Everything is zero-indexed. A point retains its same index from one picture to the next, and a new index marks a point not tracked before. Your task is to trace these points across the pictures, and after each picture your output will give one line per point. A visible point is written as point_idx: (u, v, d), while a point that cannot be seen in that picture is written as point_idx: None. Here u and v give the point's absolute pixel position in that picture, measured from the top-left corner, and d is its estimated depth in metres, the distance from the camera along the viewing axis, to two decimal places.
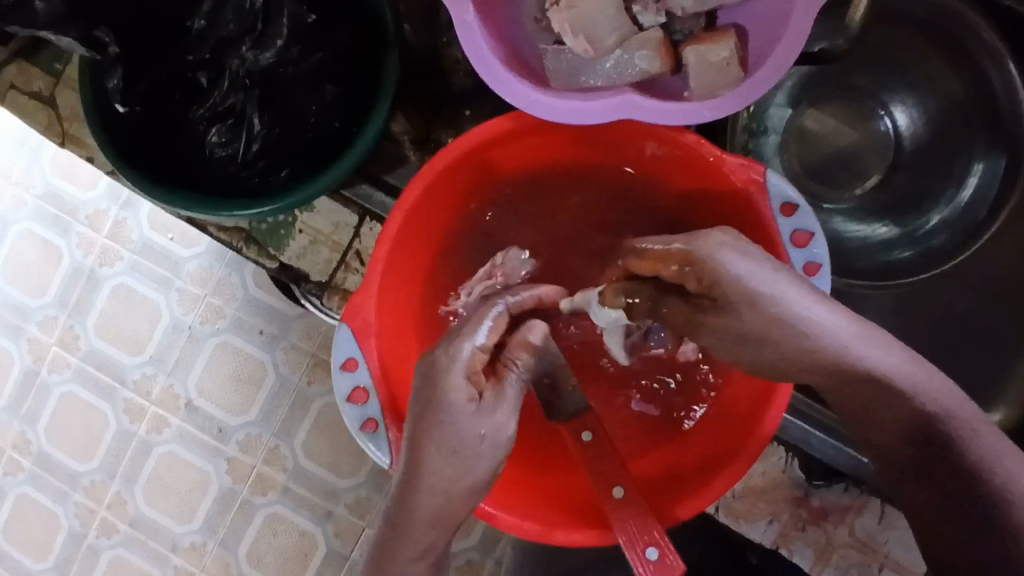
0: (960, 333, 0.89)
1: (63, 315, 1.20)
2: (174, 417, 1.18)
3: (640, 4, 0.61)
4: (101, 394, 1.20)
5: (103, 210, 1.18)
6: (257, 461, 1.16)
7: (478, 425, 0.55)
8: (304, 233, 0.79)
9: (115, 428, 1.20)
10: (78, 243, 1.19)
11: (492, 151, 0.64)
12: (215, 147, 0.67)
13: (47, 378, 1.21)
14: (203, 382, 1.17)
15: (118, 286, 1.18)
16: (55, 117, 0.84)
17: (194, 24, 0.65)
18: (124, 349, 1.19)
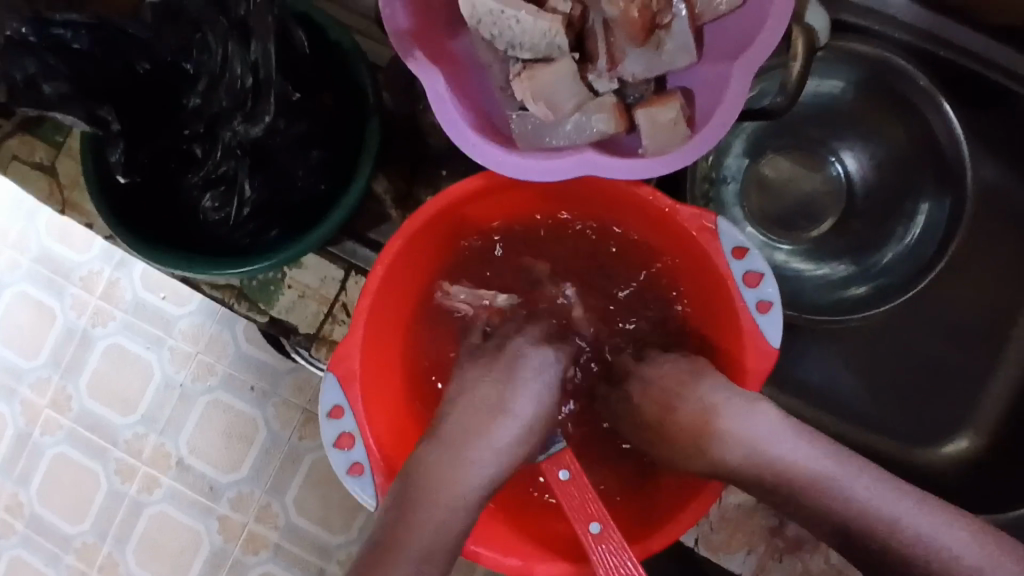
0: (918, 370, 0.94)
1: (56, 375, 1.23)
2: (166, 476, 1.20)
3: (594, 72, 0.67)
4: (94, 453, 1.22)
5: (97, 270, 1.22)
6: (248, 519, 1.18)
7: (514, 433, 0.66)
8: (292, 288, 0.83)
9: (106, 489, 1.21)
10: (72, 304, 1.23)
11: (466, 207, 0.69)
12: (208, 212, 0.71)
13: (39, 441, 1.23)
14: (195, 441, 1.19)
15: (110, 345, 1.22)
16: (56, 185, 0.89)
17: (189, 101, 0.69)
18: (115, 409, 1.21)
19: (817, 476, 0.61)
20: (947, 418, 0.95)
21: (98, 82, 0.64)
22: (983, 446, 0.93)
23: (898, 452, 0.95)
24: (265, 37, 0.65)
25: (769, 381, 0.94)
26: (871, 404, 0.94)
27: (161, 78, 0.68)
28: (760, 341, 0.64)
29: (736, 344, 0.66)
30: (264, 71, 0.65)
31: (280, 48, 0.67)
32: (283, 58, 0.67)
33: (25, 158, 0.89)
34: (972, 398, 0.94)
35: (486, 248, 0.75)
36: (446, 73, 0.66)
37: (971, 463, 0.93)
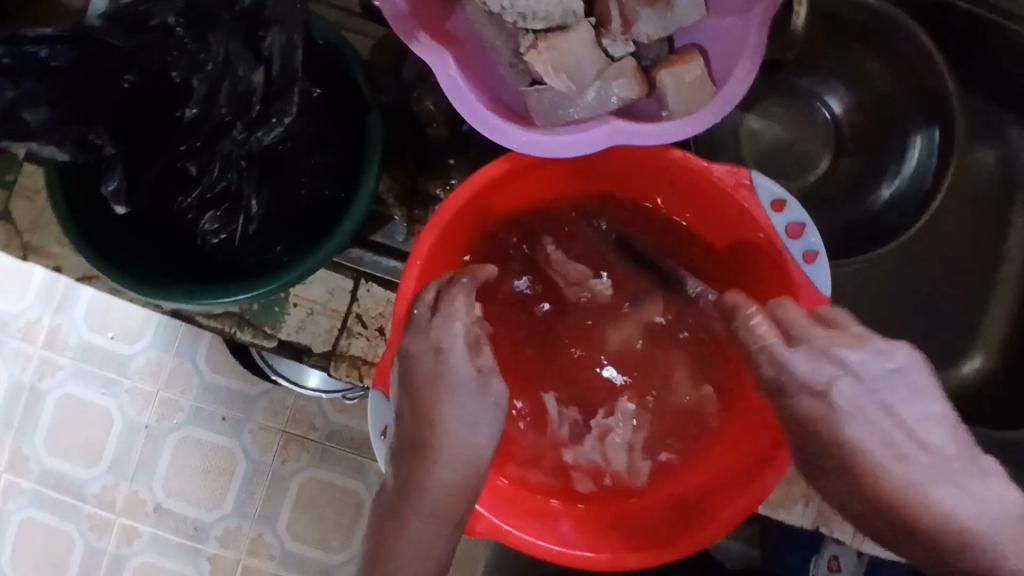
0: (912, 302, 0.96)
1: (10, 436, 1.14)
2: (144, 525, 1.12)
3: (609, 36, 0.64)
4: (62, 513, 1.13)
5: (36, 319, 1.13)
6: (241, 554, 1.11)
7: (467, 436, 0.59)
8: (299, 306, 0.78)
9: (81, 548, 1.13)
10: (14, 357, 1.14)
11: (492, 194, 0.66)
12: (208, 234, 0.66)
13: (4, 508, 1.15)
14: (171, 482, 1.12)
15: (61, 397, 1.14)
16: (13, 231, 0.80)
17: (187, 113, 0.60)
18: (80, 463, 1.13)
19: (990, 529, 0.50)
20: (947, 345, 0.97)
21: (86, 100, 0.57)
22: (984, 365, 0.96)
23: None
24: (285, 26, 0.57)
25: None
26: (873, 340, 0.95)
27: (153, 92, 0.61)
28: (809, 289, 0.62)
29: (784, 300, 0.64)
30: (281, 67, 0.58)
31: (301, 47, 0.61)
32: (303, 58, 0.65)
33: None
34: (969, 321, 0.97)
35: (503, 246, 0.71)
36: (456, 54, 0.62)
37: (976, 389, 0.95)
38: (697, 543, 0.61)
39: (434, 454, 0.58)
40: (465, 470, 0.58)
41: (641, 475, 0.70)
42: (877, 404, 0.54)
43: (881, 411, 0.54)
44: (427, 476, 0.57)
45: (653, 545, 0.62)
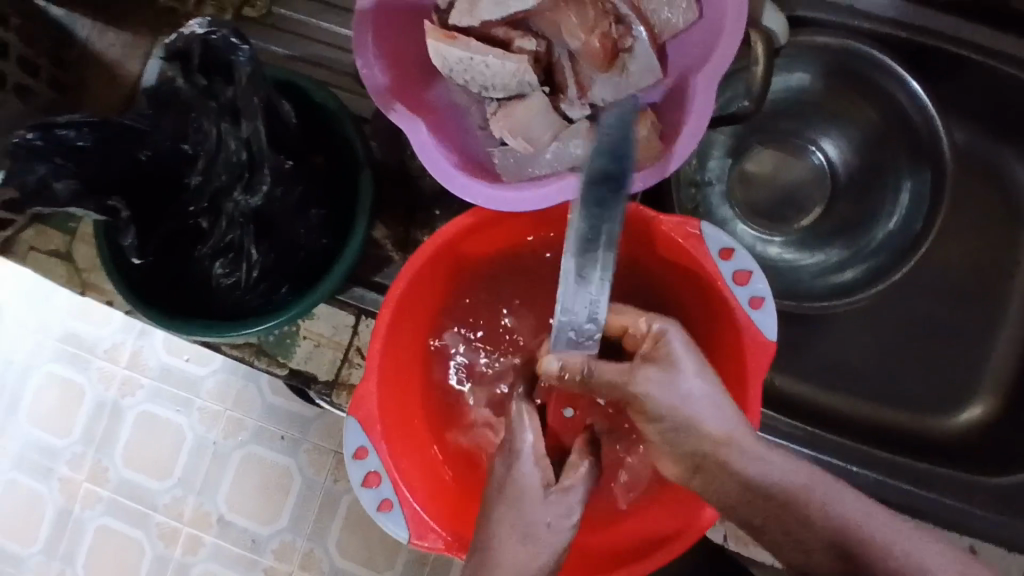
0: (911, 337, 0.96)
1: (90, 451, 1.14)
2: (208, 535, 1.11)
3: (567, 102, 0.71)
4: (135, 521, 1.13)
5: (120, 342, 1.14)
6: (293, 568, 1.09)
7: (547, 503, 0.66)
8: (308, 339, 0.87)
9: (151, 555, 1.13)
10: (99, 376, 1.14)
11: (461, 243, 0.73)
12: (220, 278, 0.78)
13: (80, 515, 1.14)
14: (233, 496, 1.11)
15: (140, 416, 1.13)
16: (73, 270, 0.96)
17: (192, 180, 0.76)
18: (152, 475, 1.13)
19: (793, 484, 0.63)
20: (959, 378, 0.96)
21: (105, 176, 0.70)
22: (1004, 401, 0.94)
23: (906, 421, 0.95)
24: (254, 116, 0.69)
25: (780, 369, 0.96)
26: (883, 375, 0.96)
27: (166, 167, 0.75)
28: (754, 334, 0.66)
29: (737, 346, 0.68)
30: (258, 145, 0.71)
31: (271, 125, 0.71)
32: (275, 134, 0.72)
33: (41, 248, 0.97)
34: (984, 355, 0.96)
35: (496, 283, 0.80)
36: (428, 119, 0.70)
37: (994, 422, 0.94)
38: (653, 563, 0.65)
39: (512, 504, 0.66)
40: (553, 523, 0.65)
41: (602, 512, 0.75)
42: (688, 380, 0.64)
43: (702, 382, 0.65)
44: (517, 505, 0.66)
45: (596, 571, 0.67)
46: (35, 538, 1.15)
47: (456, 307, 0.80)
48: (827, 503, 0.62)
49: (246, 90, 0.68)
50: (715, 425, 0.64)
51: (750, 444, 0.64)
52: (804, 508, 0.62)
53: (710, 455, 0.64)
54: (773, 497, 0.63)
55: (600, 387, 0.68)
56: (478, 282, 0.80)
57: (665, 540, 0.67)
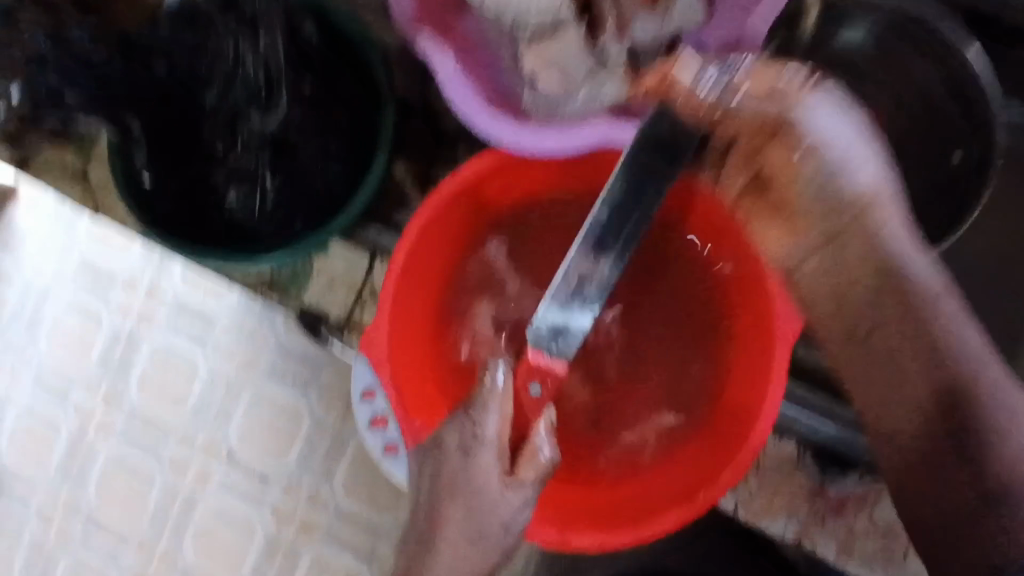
0: None
1: (105, 379, 1.14)
2: (218, 468, 1.11)
3: (604, 38, 0.67)
4: (147, 450, 1.14)
5: (138, 274, 1.12)
6: (300, 505, 1.09)
7: (501, 506, 0.63)
8: (321, 276, 0.87)
9: (161, 484, 1.13)
10: (118, 306, 1.14)
11: (483, 185, 0.71)
12: (233, 206, 0.75)
13: (93, 442, 1.15)
14: (244, 430, 1.11)
15: (155, 346, 1.13)
16: (89, 191, 0.96)
17: (206, 99, 0.74)
18: (165, 405, 1.13)
19: (926, 279, 0.58)
20: None
21: (119, 89, 0.73)
22: None
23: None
24: (273, 31, 0.71)
25: None
26: None
27: (179, 83, 0.74)
28: (785, 299, 0.66)
29: (763, 308, 0.68)
30: (276, 64, 0.72)
31: (287, 41, 0.72)
32: (292, 52, 0.72)
33: (55, 167, 0.96)
34: None
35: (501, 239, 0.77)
36: (455, 49, 0.65)
37: None
38: (664, 526, 0.66)
39: (466, 501, 0.64)
40: (506, 519, 0.63)
41: (613, 466, 0.75)
42: (852, 138, 0.57)
43: (859, 141, 0.58)
44: (471, 501, 0.64)
45: (603, 529, 0.67)
46: (50, 460, 1.16)
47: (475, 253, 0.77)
48: (950, 327, 0.58)
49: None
50: (864, 188, 0.58)
51: (897, 220, 0.59)
52: (931, 307, 0.58)
53: (857, 218, 0.59)
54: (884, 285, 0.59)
55: (739, 120, 0.60)
56: (499, 226, 0.77)
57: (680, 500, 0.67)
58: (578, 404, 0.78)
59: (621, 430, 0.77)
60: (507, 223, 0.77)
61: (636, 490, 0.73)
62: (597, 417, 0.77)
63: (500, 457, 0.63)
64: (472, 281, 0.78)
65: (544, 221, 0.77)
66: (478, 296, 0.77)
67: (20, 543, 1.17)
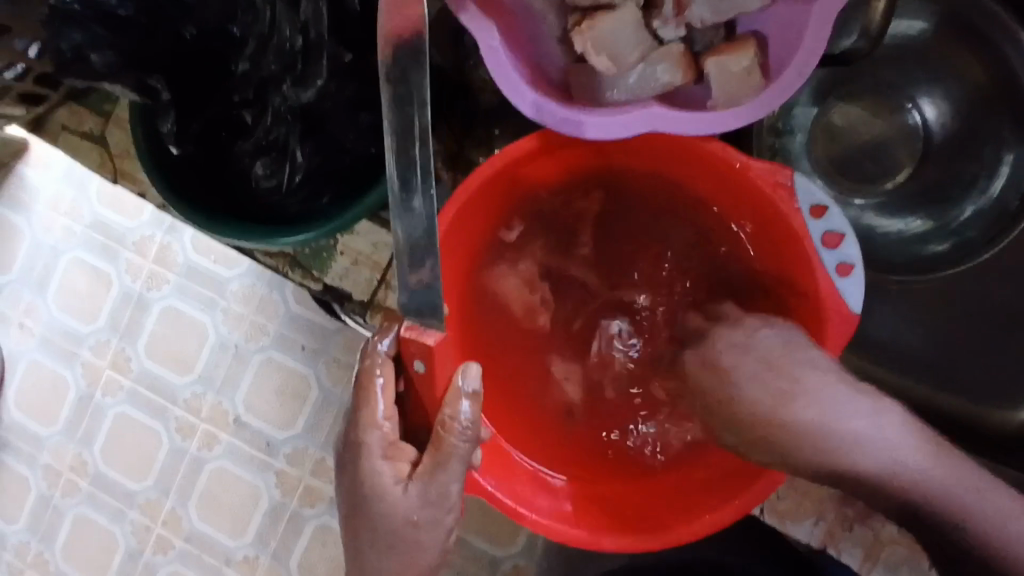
0: (1000, 325, 0.84)
1: (115, 339, 1.05)
2: (224, 434, 1.02)
3: (660, 18, 0.62)
4: (153, 414, 1.05)
5: (149, 235, 1.03)
6: (304, 474, 1.01)
7: (410, 502, 0.64)
8: (344, 256, 0.94)
9: (166, 449, 1.04)
10: (126, 266, 1.04)
11: (521, 168, 0.68)
12: (261, 178, 0.74)
13: (101, 401, 1.06)
14: (251, 399, 1.01)
15: (165, 309, 1.03)
16: (107, 156, 1.01)
17: (238, 67, 0.72)
18: (172, 370, 1.04)
19: (894, 471, 0.58)
20: None
21: (146, 52, 0.69)
22: None
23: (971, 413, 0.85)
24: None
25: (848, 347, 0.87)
26: (959, 358, 0.85)
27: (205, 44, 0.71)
28: (838, 302, 0.63)
29: (812, 304, 0.65)
30: (315, 31, 0.69)
31: (331, 8, 0.68)
32: (334, 19, 0.69)
33: (74, 128, 1.01)
34: None
35: (563, 205, 0.75)
36: (501, 25, 0.62)
37: None
38: (696, 531, 0.64)
39: (379, 498, 0.65)
40: (413, 514, 0.64)
41: (639, 461, 0.74)
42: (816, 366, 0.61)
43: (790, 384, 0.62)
44: (380, 499, 0.65)
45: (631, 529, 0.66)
46: (54, 420, 1.07)
47: (509, 236, 0.75)
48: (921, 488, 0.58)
49: None
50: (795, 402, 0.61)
51: (835, 420, 0.60)
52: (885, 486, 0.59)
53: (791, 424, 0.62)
54: (888, 491, 0.58)
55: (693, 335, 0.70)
56: (534, 208, 0.74)
57: (712, 502, 0.65)
58: (606, 398, 0.76)
59: (644, 425, 0.75)
60: (542, 203, 0.74)
61: (666, 487, 0.71)
62: (609, 416, 0.76)
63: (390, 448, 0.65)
64: (502, 264, 0.76)
65: (580, 205, 0.75)
66: (524, 254, 0.76)
67: (22, 500, 1.09)
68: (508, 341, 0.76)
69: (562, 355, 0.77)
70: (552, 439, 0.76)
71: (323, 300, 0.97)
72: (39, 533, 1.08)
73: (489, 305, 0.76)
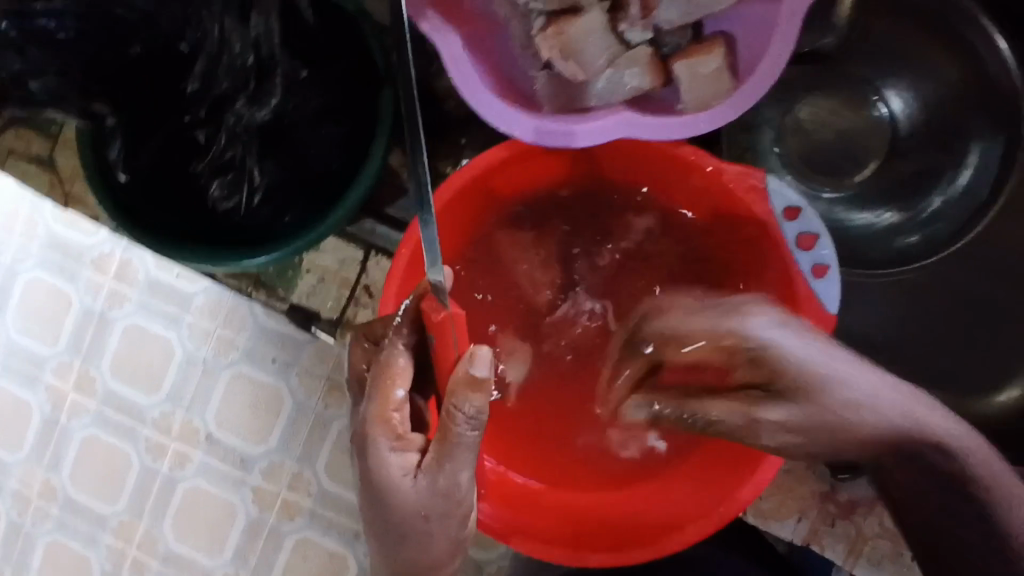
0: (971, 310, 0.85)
1: (78, 360, 1.00)
2: (196, 452, 0.98)
3: (626, 21, 0.61)
4: (122, 433, 1.00)
5: (109, 252, 0.99)
6: (280, 489, 0.97)
7: (420, 499, 0.57)
8: (311, 272, 0.92)
9: (136, 468, 1.00)
10: (87, 285, 0.99)
11: (491, 179, 0.67)
12: (218, 201, 0.72)
13: (66, 425, 1.01)
14: (224, 414, 0.97)
15: (129, 328, 0.99)
16: (56, 180, 0.98)
17: (189, 87, 0.70)
18: (139, 388, 0.99)
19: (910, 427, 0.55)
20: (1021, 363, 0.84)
21: (92, 71, 0.66)
22: None
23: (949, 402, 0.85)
24: (267, 12, 0.67)
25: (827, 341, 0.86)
26: (933, 347, 0.85)
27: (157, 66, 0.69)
28: (815, 305, 0.62)
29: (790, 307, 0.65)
30: (267, 47, 0.68)
31: (282, 21, 0.68)
32: (285, 32, 0.69)
33: (20, 152, 0.97)
34: None
35: (588, 201, 0.74)
36: (463, 33, 0.60)
37: None
38: (677, 545, 0.63)
39: (386, 489, 0.58)
40: (425, 503, 0.58)
41: (624, 472, 0.73)
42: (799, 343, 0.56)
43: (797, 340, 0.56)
44: (390, 493, 0.58)
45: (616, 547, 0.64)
46: (18, 445, 1.02)
47: (485, 245, 0.74)
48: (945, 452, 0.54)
49: None
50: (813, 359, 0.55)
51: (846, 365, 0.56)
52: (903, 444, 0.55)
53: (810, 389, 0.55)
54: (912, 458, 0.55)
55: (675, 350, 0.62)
56: (512, 217, 0.74)
57: (696, 515, 0.64)
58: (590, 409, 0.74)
59: (610, 428, 0.72)
60: (518, 210, 0.74)
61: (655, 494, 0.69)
62: (573, 395, 0.74)
63: (403, 438, 0.58)
64: (478, 277, 0.74)
65: (559, 212, 0.75)
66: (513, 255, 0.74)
67: None
68: (507, 310, 0.74)
69: (538, 365, 0.74)
70: (540, 457, 0.74)
71: (296, 317, 0.94)
72: (12, 560, 1.03)
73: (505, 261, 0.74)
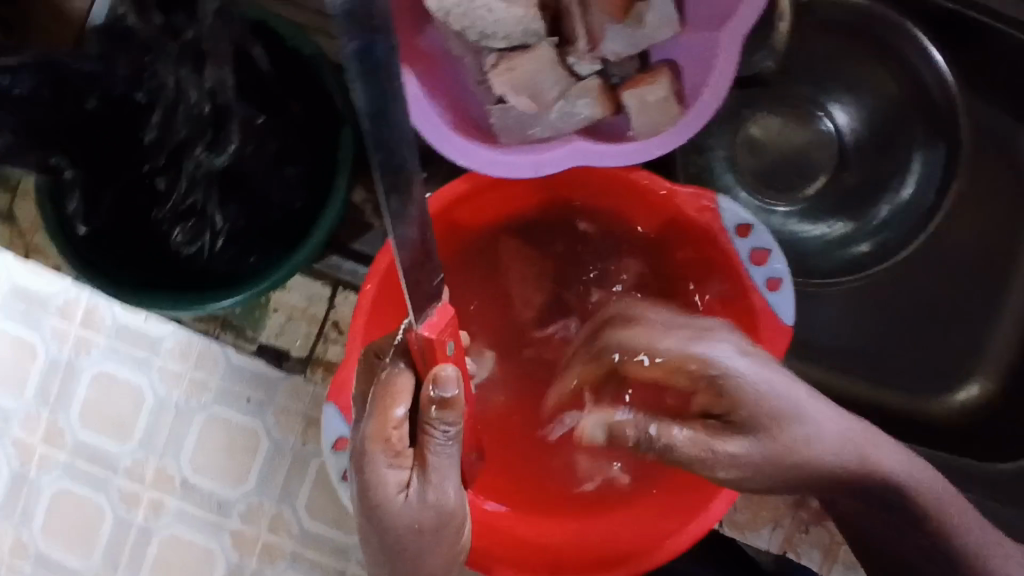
0: (927, 314, 0.87)
1: (45, 412, 0.98)
2: (171, 498, 0.97)
3: (575, 56, 0.64)
4: (93, 484, 0.98)
5: (74, 299, 0.97)
6: (260, 531, 0.95)
7: (415, 515, 0.56)
8: (279, 311, 0.93)
9: (111, 519, 0.98)
10: (52, 334, 0.98)
11: (454, 210, 0.69)
12: (181, 246, 0.73)
13: (36, 479, 0.99)
14: (199, 459, 0.96)
15: (97, 376, 0.97)
16: (17, 232, 0.97)
17: (146, 136, 0.70)
18: (110, 437, 0.97)
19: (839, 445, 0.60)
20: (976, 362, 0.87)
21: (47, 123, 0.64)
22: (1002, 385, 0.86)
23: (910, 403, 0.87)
24: (222, 64, 0.69)
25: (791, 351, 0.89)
26: (893, 351, 0.88)
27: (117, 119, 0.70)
28: (772, 319, 0.65)
29: (748, 320, 0.67)
30: (223, 96, 0.70)
31: (238, 68, 0.70)
32: (242, 79, 0.70)
33: None
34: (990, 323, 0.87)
35: (552, 234, 0.76)
36: (419, 71, 0.62)
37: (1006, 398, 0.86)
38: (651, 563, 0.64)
39: (382, 506, 0.56)
40: (421, 517, 0.56)
41: (602, 494, 0.73)
42: (759, 367, 0.58)
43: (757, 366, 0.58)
44: (386, 511, 0.56)
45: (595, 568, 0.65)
46: None
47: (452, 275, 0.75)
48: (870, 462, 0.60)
49: (211, 31, 0.70)
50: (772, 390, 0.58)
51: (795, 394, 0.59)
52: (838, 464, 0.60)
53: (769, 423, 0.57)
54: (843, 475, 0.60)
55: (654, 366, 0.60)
56: (476, 245, 0.76)
57: (670, 530, 0.65)
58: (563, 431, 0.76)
59: (578, 455, 0.75)
60: (480, 240, 0.76)
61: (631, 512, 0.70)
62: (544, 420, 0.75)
63: (403, 454, 0.56)
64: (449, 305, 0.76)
65: (523, 240, 0.76)
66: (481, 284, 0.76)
67: None
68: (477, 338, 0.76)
69: (511, 390, 0.75)
70: (518, 484, 0.74)
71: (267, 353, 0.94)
72: None
73: (472, 293, 0.76)
